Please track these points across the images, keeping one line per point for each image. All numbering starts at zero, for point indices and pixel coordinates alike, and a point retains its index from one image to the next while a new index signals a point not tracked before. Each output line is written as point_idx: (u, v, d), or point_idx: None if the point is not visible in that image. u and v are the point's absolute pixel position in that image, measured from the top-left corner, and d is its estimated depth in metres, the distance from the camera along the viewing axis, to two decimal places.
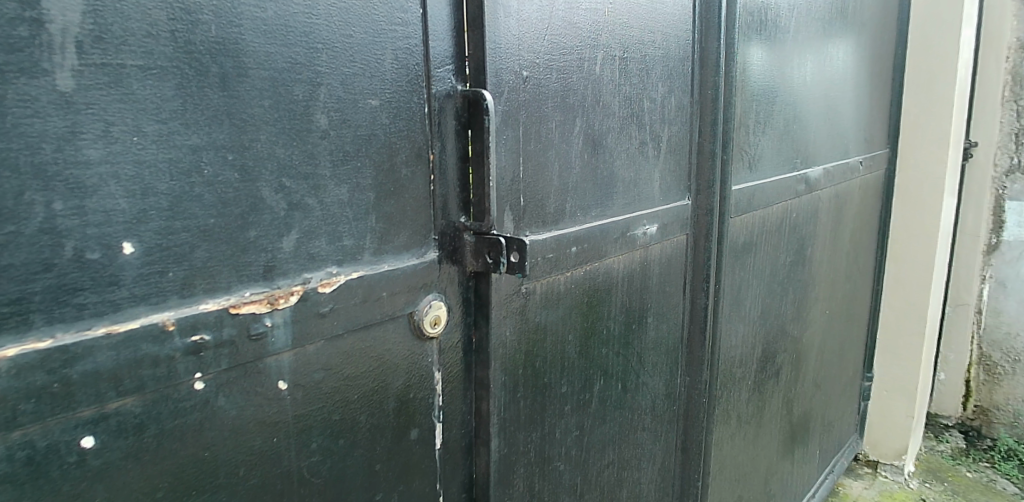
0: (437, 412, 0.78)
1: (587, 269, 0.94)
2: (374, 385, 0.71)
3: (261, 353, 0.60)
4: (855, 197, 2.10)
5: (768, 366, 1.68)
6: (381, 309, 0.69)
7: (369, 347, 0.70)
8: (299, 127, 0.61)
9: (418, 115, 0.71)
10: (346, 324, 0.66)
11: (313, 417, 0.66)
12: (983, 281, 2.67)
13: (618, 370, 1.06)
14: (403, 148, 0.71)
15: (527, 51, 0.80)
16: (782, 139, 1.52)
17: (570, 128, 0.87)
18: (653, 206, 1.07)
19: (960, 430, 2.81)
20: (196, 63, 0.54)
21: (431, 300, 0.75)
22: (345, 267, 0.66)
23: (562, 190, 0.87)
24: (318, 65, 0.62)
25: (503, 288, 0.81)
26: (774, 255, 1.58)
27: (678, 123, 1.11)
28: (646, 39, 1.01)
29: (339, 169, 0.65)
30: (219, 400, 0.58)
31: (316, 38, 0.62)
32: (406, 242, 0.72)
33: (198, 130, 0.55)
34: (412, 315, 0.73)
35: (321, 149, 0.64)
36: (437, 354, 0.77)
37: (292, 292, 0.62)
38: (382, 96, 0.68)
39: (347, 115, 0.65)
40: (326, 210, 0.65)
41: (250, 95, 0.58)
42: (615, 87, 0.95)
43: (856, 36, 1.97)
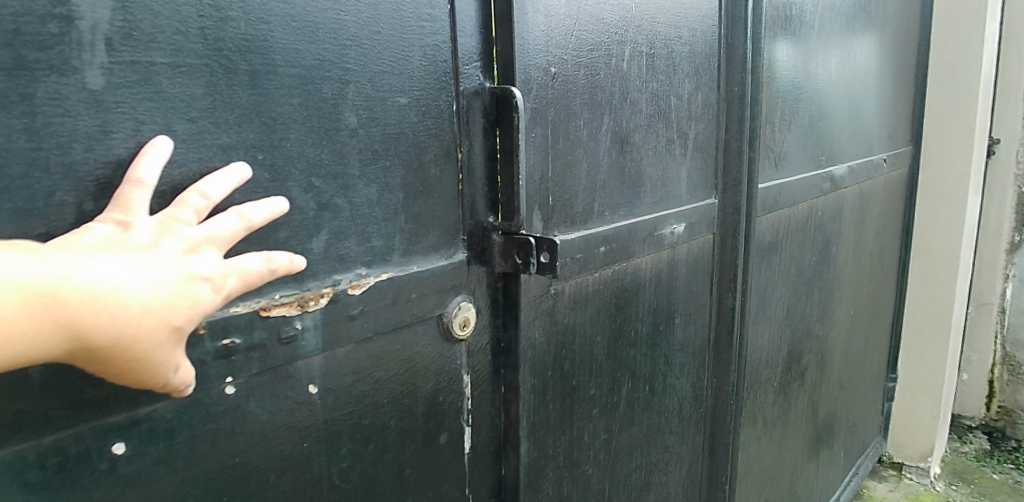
0: (465, 416, 0.77)
1: (614, 270, 0.92)
2: (403, 388, 0.69)
3: (292, 356, 0.59)
4: (878, 196, 2.07)
5: (793, 367, 1.65)
6: (411, 312, 0.68)
7: (398, 351, 0.68)
8: (328, 125, 0.60)
9: (447, 113, 0.70)
10: (375, 327, 0.65)
11: (343, 421, 0.64)
12: (1006, 279, 2.62)
13: (645, 372, 1.05)
14: (432, 147, 0.69)
15: (556, 47, 0.78)
16: (807, 136, 1.50)
17: (598, 125, 0.85)
18: (680, 206, 1.05)
19: (983, 431, 2.77)
20: (225, 61, 0.53)
21: (459, 302, 0.73)
22: (374, 268, 0.65)
23: (591, 190, 0.85)
24: (347, 62, 0.61)
25: (533, 289, 0.79)
26: (800, 254, 1.56)
27: (704, 120, 1.09)
28: (673, 34, 0.99)
29: (368, 168, 0.64)
30: (250, 405, 0.57)
31: (344, 35, 0.60)
32: (435, 243, 0.71)
33: (228, 128, 0.54)
34: (441, 317, 0.72)
35: (350, 148, 0.62)
36: (465, 356, 0.76)
37: (322, 294, 0.61)
38: (411, 93, 0.66)
39: (376, 113, 0.64)
40: (355, 211, 0.63)
41: (280, 93, 0.56)
42: (643, 83, 0.93)
43: (879, 31, 1.93)
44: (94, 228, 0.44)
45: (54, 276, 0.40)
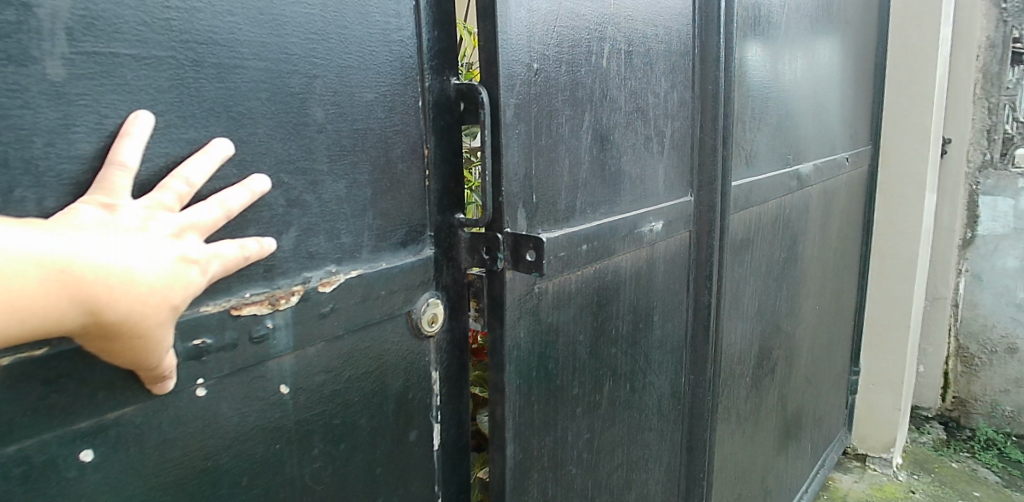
0: (434, 413, 0.76)
1: (596, 268, 0.92)
2: (375, 386, 0.68)
3: (263, 357, 0.57)
4: (842, 194, 2.12)
5: (764, 363, 1.68)
6: (382, 310, 0.67)
7: (372, 348, 0.67)
8: (296, 120, 0.58)
9: (415, 109, 0.69)
10: (346, 326, 0.64)
11: (314, 422, 0.63)
12: (959, 274, 2.71)
13: (626, 370, 1.04)
14: (400, 143, 0.68)
15: (537, 44, 0.77)
16: (775, 135, 1.52)
17: (579, 122, 0.85)
18: (658, 203, 1.05)
19: (939, 422, 2.86)
20: (191, 53, 0.51)
21: (429, 298, 0.72)
22: (343, 265, 0.63)
23: (572, 188, 0.85)
24: (315, 57, 0.59)
25: (518, 288, 0.78)
26: (770, 250, 1.58)
27: (679, 119, 1.09)
28: (650, 33, 0.99)
29: (337, 163, 0.62)
30: (221, 406, 0.56)
31: (312, 29, 0.59)
32: (404, 239, 0.70)
33: (195, 122, 0.51)
34: (409, 314, 0.70)
35: (318, 143, 0.60)
36: (436, 353, 0.75)
37: (292, 292, 0.59)
38: (377, 89, 0.65)
39: (344, 107, 0.62)
40: (323, 207, 0.62)
41: (246, 88, 0.54)
42: (620, 80, 0.93)
43: (841, 33, 1.98)
44: (80, 210, 0.44)
45: (66, 253, 0.41)
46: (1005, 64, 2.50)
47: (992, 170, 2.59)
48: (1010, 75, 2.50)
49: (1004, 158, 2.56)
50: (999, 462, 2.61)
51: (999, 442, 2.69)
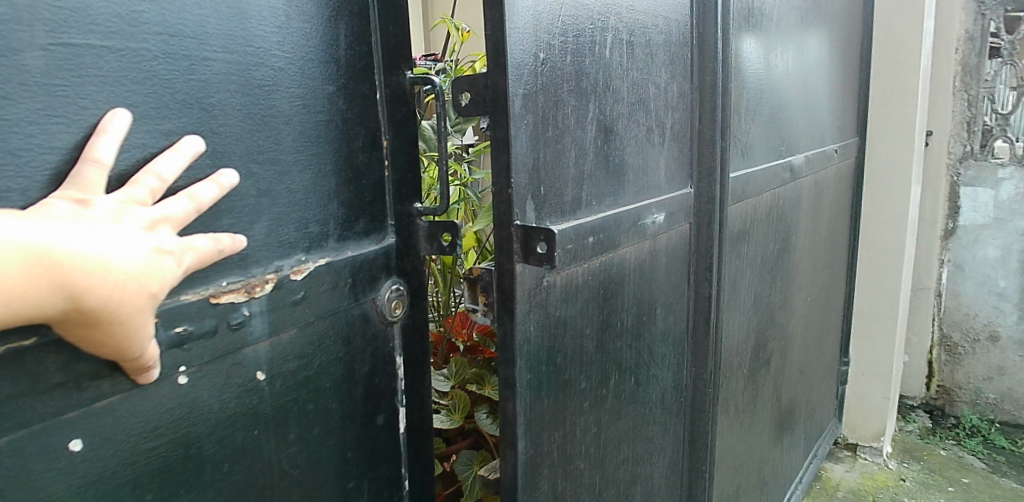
0: (400, 397, 0.80)
1: (601, 262, 0.91)
2: (343, 371, 0.72)
3: (239, 344, 0.60)
4: (831, 186, 2.13)
5: (760, 355, 1.68)
6: (348, 294, 0.71)
7: (340, 335, 0.71)
8: (264, 113, 0.60)
9: (372, 102, 0.72)
10: (315, 312, 0.67)
11: (290, 407, 0.66)
12: (942, 265, 2.74)
13: (631, 364, 1.04)
14: (361, 133, 0.71)
15: (541, 32, 0.75)
16: (769, 128, 1.52)
17: (585, 113, 0.84)
18: (660, 195, 1.05)
19: (924, 410, 2.89)
20: (163, 44, 0.53)
21: (392, 285, 0.76)
22: (313, 253, 0.67)
23: (578, 179, 0.84)
24: (279, 50, 0.61)
25: (528, 280, 0.76)
26: (765, 242, 1.58)
27: (678, 111, 1.09)
28: (650, 22, 0.99)
29: (302, 153, 0.65)
30: (203, 394, 0.58)
31: (274, 23, 0.61)
32: (366, 228, 0.73)
33: (170, 114, 0.53)
34: (374, 301, 0.74)
35: (284, 135, 0.63)
36: (399, 339, 0.79)
37: (266, 280, 0.62)
38: (337, 83, 0.68)
39: (308, 100, 0.65)
40: (292, 197, 0.64)
41: (216, 80, 0.56)
42: (623, 71, 0.92)
43: (828, 25, 1.99)
44: (53, 205, 0.45)
45: (44, 240, 0.43)
46: (984, 56, 2.53)
47: (972, 161, 2.62)
48: (989, 68, 2.53)
49: (984, 149, 2.59)
50: (984, 449, 2.64)
51: (983, 429, 2.74)
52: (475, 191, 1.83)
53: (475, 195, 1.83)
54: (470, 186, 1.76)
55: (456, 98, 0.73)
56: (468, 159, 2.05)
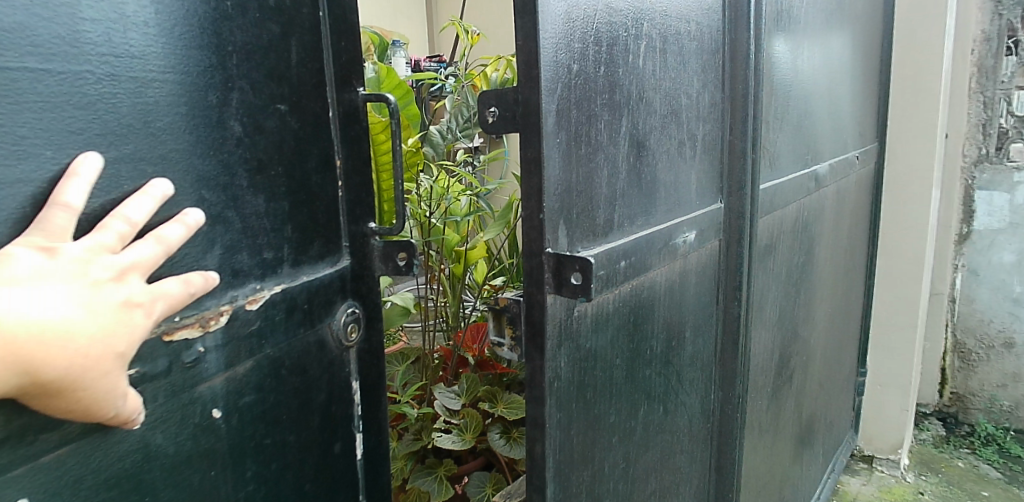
0: (358, 422, 0.74)
1: (633, 285, 0.85)
2: (302, 400, 0.66)
3: (192, 382, 0.55)
4: (852, 193, 2.06)
5: (783, 371, 1.62)
6: (302, 322, 0.65)
7: (296, 364, 0.65)
8: (215, 136, 0.56)
9: (324, 121, 0.67)
10: (272, 344, 0.62)
11: (247, 443, 0.60)
12: (956, 270, 2.67)
13: (659, 392, 0.97)
14: (314, 153, 0.66)
15: (574, 40, 0.69)
16: (796, 135, 1.46)
17: (617, 127, 0.77)
18: (690, 212, 0.98)
19: (938, 418, 2.82)
20: (107, 66, 0.48)
21: (348, 309, 0.71)
22: (268, 281, 0.61)
23: (610, 198, 0.77)
24: (231, 68, 0.57)
25: (560, 312, 0.70)
26: (790, 255, 1.52)
27: (710, 122, 1.02)
28: (682, 28, 0.92)
29: (257, 178, 0.60)
30: (157, 438, 0.53)
31: (226, 40, 0.56)
32: (321, 251, 0.67)
33: (115, 141, 0.49)
34: (330, 326, 0.69)
35: (237, 159, 0.58)
36: (356, 363, 0.73)
37: (221, 313, 0.57)
38: (291, 100, 0.63)
39: (259, 120, 0.60)
40: (246, 224, 0.59)
41: (165, 103, 0.52)
42: (656, 80, 0.86)
43: (850, 26, 1.92)
44: (16, 256, 0.42)
45: None
46: (1001, 57, 2.46)
47: (988, 164, 2.54)
48: (1005, 69, 2.46)
49: (1000, 152, 2.51)
50: (1000, 458, 2.57)
51: (999, 437, 2.66)
52: (487, 201, 1.77)
53: (486, 204, 1.77)
54: (482, 197, 1.71)
55: (484, 113, 0.67)
56: (478, 166, 1.99)
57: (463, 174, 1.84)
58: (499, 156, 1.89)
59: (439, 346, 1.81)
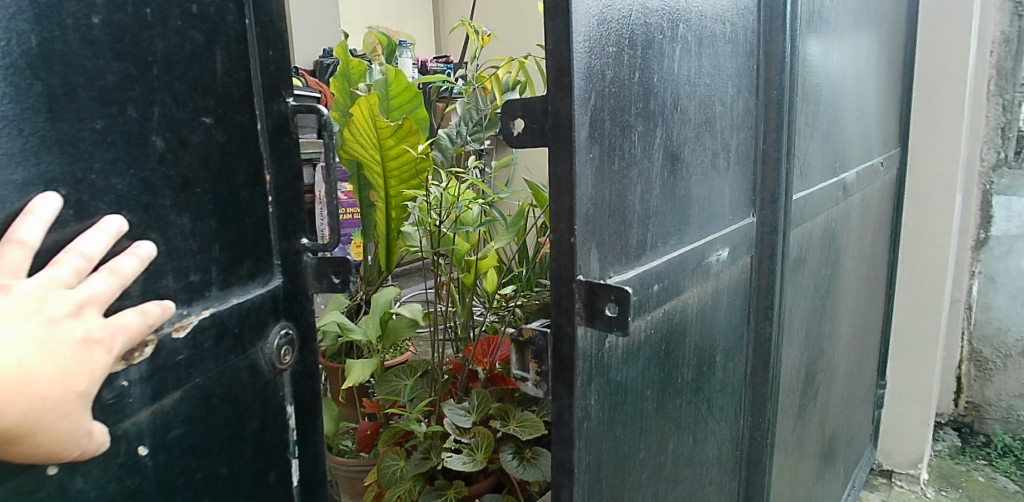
0: (292, 448, 0.66)
1: (665, 311, 0.78)
2: (236, 428, 0.58)
3: (115, 417, 0.47)
4: (876, 200, 1.99)
5: (810, 388, 1.55)
6: (233, 347, 0.56)
7: (228, 391, 0.56)
8: (134, 154, 0.48)
9: (250, 135, 0.59)
10: (202, 371, 0.53)
11: (177, 480, 0.52)
12: (973, 276, 2.56)
13: (689, 421, 0.90)
14: (242, 170, 0.58)
15: (608, 44, 0.62)
16: (825, 143, 1.39)
17: (651, 139, 0.70)
18: (723, 228, 0.91)
19: (954, 428, 2.74)
20: (13, 80, 0.41)
21: (281, 330, 0.62)
22: (195, 305, 0.53)
23: (644, 216, 0.70)
24: (154, 76, 0.49)
25: (590, 345, 0.63)
26: (818, 268, 1.45)
27: (743, 130, 0.95)
28: (718, 30, 0.85)
29: (182, 198, 0.52)
30: (76, 482, 0.45)
31: (150, 49, 0.49)
32: (252, 271, 0.59)
33: (22, 162, 0.42)
34: (262, 351, 0.60)
35: (159, 178, 0.50)
36: (289, 386, 0.65)
37: (146, 342, 0.48)
38: (217, 111, 0.55)
39: (183, 135, 0.52)
40: (171, 248, 0.51)
41: (78, 117, 0.44)
42: (691, 87, 0.79)
43: (876, 27, 1.84)
44: None
45: None
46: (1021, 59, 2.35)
47: (1007, 169, 2.45)
48: None
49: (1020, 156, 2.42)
50: (1018, 470, 2.48)
51: (1017, 448, 2.57)
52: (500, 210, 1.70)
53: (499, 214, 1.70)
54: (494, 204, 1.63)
55: (508, 126, 0.60)
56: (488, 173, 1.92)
57: (474, 182, 1.78)
58: (512, 162, 1.83)
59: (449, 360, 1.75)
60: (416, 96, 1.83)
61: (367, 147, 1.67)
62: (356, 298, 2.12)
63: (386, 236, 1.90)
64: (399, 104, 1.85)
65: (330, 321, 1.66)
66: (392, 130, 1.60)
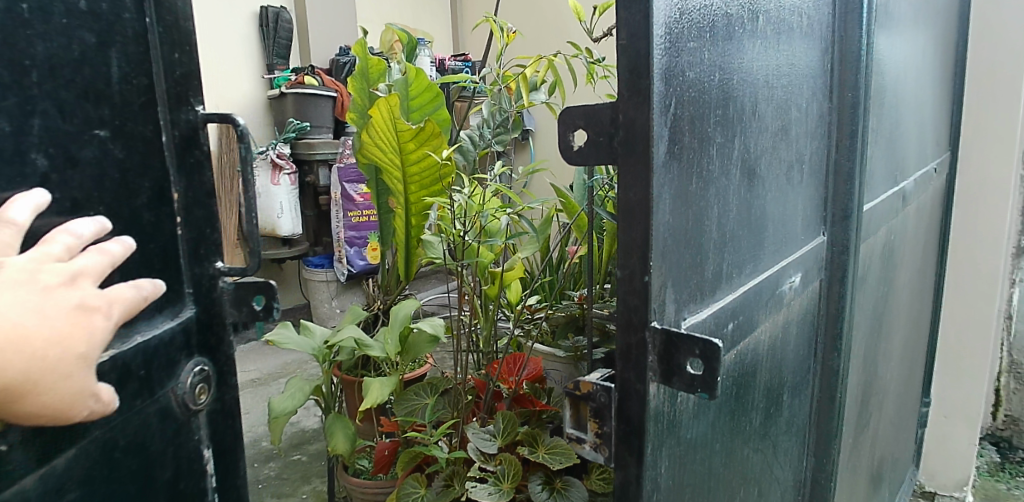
0: (212, 494, 0.60)
1: (737, 353, 0.66)
2: (144, 480, 0.52)
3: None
4: (931, 209, 1.85)
5: (863, 411, 1.43)
6: (139, 392, 0.51)
7: (134, 442, 0.51)
8: (9, 173, 0.42)
9: (155, 150, 0.53)
10: (99, 423, 0.47)
11: None
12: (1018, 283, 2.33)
13: (756, 471, 0.79)
14: (145, 188, 0.52)
15: (692, 41, 0.50)
16: (887, 151, 1.26)
17: (729, 152, 0.59)
18: (797, 250, 0.80)
19: (991, 443, 2.51)
20: None
21: (195, 367, 0.57)
22: None
23: (720, 247, 0.59)
24: (37, 83, 0.43)
25: (663, 406, 0.52)
26: (876, 285, 1.33)
27: (816, 138, 0.83)
28: (795, 23, 0.73)
29: (72, 219, 0.46)
30: None
31: (29, 54, 0.43)
32: (158, 303, 0.54)
33: None
34: (174, 392, 0.55)
35: (48, 204, 0.44)
36: (207, 428, 0.59)
37: None
38: (113, 123, 0.49)
39: (72, 150, 0.46)
40: None
41: None
42: (769, 89, 0.68)
43: (939, 23, 1.69)
44: None
45: None
46: None
47: None
48: None
49: None
50: None
51: None
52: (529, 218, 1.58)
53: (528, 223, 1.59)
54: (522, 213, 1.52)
55: (564, 139, 0.51)
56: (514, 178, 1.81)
57: (500, 187, 1.67)
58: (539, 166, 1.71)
59: (473, 377, 1.65)
60: (437, 96, 1.74)
61: (386, 150, 1.60)
62: (373, 307, 2.02)
63: (406, 243, 1.81)
64: (419, 104, 1.76)
65: (347, 338, 1.57)
66: (412, 133, 1.52)
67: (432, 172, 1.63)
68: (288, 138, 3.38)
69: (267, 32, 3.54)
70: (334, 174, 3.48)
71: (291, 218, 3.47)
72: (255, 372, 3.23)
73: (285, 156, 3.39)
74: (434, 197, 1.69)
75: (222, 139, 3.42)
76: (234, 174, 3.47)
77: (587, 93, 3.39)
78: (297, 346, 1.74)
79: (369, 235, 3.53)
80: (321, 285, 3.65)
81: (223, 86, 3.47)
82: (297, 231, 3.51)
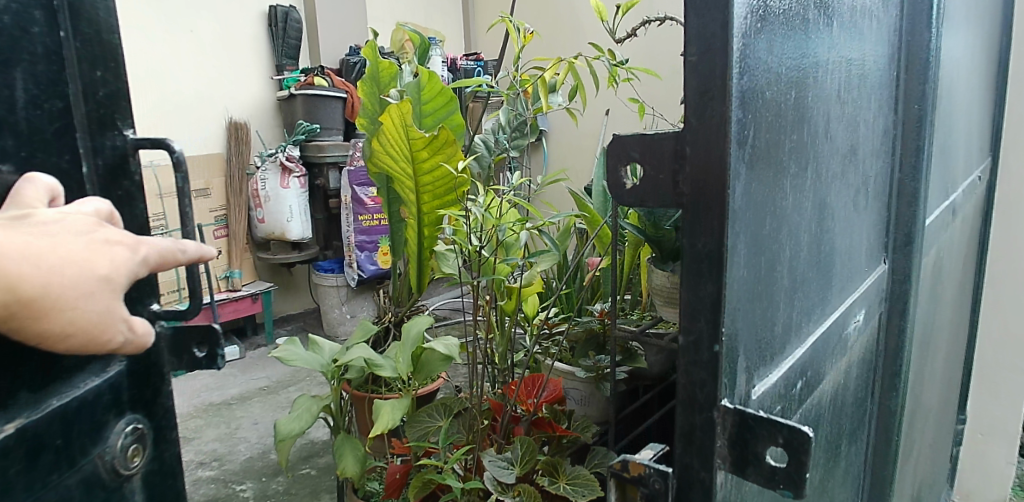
0: None
1: (803, 412, 0.57)
2: None
3: None
4: (979, 219, 1.72)
5: (909, 438, 1.32)
6: (56, 464, 0.44)
7: None
8: None
9: (73, 181, 0.48)
10: None
11: None
12: None
13: None
14: None
15: (772, 52, 0.41)
16: (941, 161, 1.15)
17: (803, 184, 0.50)
18: (861, 284, 0.71)
19: None
20: None
21: (127, 426, 0.51)
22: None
23: (790, 293, 0.50)
24: None
25: (730, 492, 0.43)
26: (924, 307, 1.23)
27: (882, 157, 0.74)
28: (866, 30, 0.64)
29: None
30: None
31: None
32: (83, 358, 0.48)
33: None
34: (102, 457, 0.48)
35: None
36: (143, 491, 0.53)
37: None
38: (17, 156, 0.43)
39: None
40: None
41: None
42: (841, 107, 0.59)
43: (994, 19, 1.56)
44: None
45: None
46: None
47: None
48: None
49: None
50: None
51: None
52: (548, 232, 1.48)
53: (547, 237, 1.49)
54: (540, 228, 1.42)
55: (615, 175, 0.42)
56: (530, 188, 1.71)
57: (517, 198, 1.58)
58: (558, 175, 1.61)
59: (489, 398, 1.55)
60: (451, 100, 1.65)
61: (398, 158, 1.51)
62: (385, 319, 1.94)
63: (419, 255, 1.72)
64: (432, 109, 1.68)
65: (356, 357, 1.48)
66: (425, 140, 1.43)
67: (446, 181, 1.55)
68: (297, 139, 3.34)
69: (276, 33, 3.47)
70: (345, 176, 3.39)
71: (301, 222, 3.39)
72: (264, 380, 3.17)
73: (294, 158, 3.32)
74: (447, 208, 1.60)
75: (230, 142, 3.36)
76: (243, 177, 3.39)
77: (609, 97, 3.30)
78: (305, 363, 1.66)
79: (380, 240, 3.46)
80: (330, 290, 3.58)
81: (231, 88, 3.41)
82: (307, 235, 3.43)
